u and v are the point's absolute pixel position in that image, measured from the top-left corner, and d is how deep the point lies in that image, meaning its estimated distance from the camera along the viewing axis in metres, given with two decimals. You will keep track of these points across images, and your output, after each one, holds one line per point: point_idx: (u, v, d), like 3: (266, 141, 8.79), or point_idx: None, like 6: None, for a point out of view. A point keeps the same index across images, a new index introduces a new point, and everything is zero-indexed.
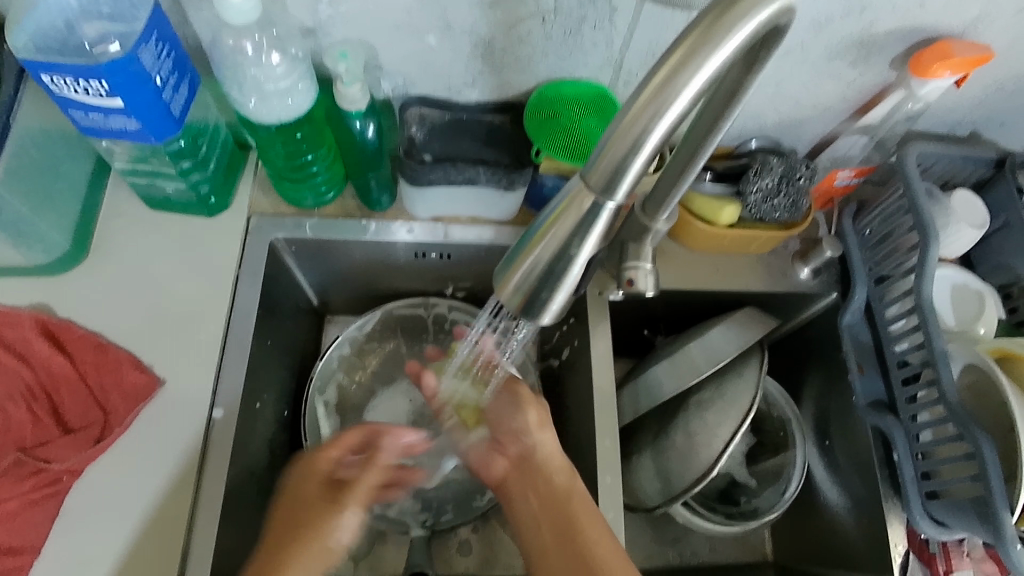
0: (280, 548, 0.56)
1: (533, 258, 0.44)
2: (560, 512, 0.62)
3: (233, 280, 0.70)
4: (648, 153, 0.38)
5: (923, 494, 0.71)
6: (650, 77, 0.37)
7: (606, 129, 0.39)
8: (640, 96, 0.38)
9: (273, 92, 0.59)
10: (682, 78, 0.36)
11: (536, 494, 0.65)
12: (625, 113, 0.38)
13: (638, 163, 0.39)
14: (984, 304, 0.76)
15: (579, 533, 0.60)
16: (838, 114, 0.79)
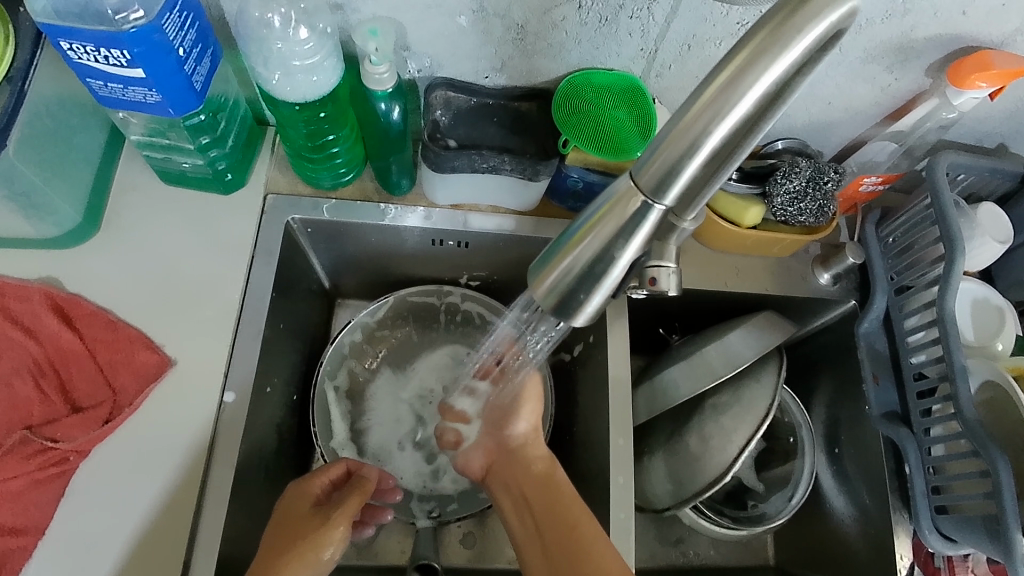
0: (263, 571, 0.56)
1: (571, 259, 0.42)
2: (540, 495, 0.63)
3: (248, 260, 0.68)
4: (703, 157, 0.37)
5: (932, 508, 0.71)
6: (710, 79, 0.36)
7: (660, 131, 0.37)
8: (702, 95, 0.36)
9: (298, 67, 0.57)
10: (748, 79, 0.35)
11: (518, 483, 0.65)
12: (682, 114, 0.37)
13: (693, 166, 0.37)
14: (1004, 321, 0.75)
15: (558, 506, 0.61)
16: (869, 119, 0.78)
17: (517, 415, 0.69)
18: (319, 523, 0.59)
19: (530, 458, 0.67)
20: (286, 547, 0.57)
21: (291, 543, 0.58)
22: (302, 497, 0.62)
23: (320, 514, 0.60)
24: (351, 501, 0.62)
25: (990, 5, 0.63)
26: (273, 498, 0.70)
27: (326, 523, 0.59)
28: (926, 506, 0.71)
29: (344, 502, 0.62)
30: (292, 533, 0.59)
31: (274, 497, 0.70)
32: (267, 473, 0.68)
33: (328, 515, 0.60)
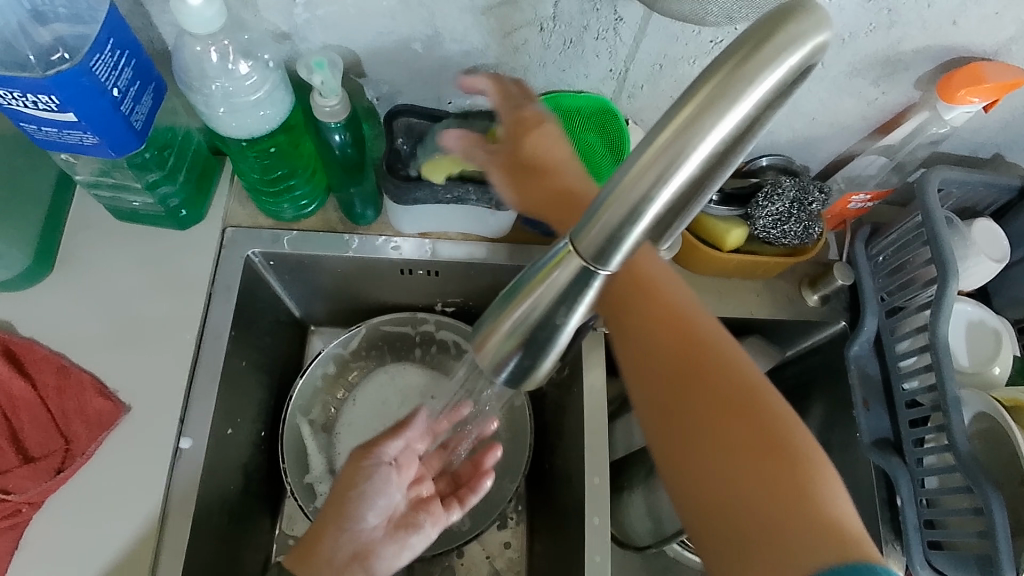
0: (307, 540, 0.57)
1: (513, 320, 0.39)
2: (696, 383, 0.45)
3: (205, 298, 0.66)
4: (648, 222, 0.33)
5: (925, 542, 0.68)
6: (650, 138, 0.32)
7: (600, 190, 0.33)
8: (645, 148, 0.32)
9: (243, 104, 0.54)
10: (694, 137, 0.30)
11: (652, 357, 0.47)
12: (626, 169, 0.32)
13: (636, 233, 0.33)
14: (1001, 344, 0.72)
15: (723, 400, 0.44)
16: (857, 133, 0.74)
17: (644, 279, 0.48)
18: (361, 465, 0.60)
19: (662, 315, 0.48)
20: (338, 499, 0.59)
21: (333, 506, 0.59)
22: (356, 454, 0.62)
23: (359, 456, 0.61)
24: (387, 440, 0.61)
25: (982, 15, 0.59)
26: (238, 541, 0.68)
27: (361, 469, 0.60)
28: (918, 540, 0.68)
29: (379, 442, 0.61)
30: (343, 479, 0.60)
31: (241, 538, 0.68)
32: (230, 516, 0.66)
33: (365, 458, 0.61)
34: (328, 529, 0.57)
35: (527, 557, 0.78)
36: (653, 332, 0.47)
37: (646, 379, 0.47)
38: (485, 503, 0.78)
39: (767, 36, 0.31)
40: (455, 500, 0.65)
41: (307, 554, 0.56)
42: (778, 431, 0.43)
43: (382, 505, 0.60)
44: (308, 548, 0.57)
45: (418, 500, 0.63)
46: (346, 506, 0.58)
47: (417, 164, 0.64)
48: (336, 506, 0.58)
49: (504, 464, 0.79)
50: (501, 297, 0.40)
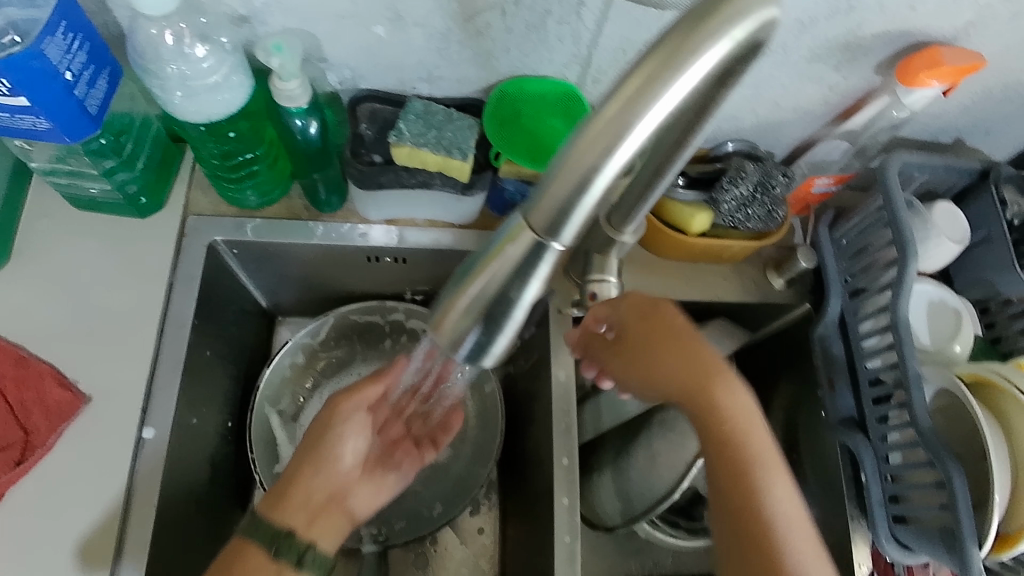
0: (279, 487, 0.57)
1: (470, 296, 0.38)
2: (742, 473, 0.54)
3: (166, 287, 0.65)
4: (596, 195, 0.33)
5: (890, 517, 0.70)
6: (597, 110, 0.32)
7: (550, 163, 0.33)
8: (592, 121, 0.32)
9: (200, 87, 0.53)
10: (639, 110, 0.31)
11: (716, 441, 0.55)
12: (574, 142, 0.33)
13: (586, 205, 0.34)
14: (961, 323, 0.74)
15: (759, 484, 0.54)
16: (820, 117, 0.75)
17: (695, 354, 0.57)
18: (340, 407, 0.61)
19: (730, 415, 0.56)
20: (312, 440, 0.60)
21: (307, 447, 0.59)
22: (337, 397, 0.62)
23: (342, 399, 0.61)
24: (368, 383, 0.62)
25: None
26: (205, 531, 0.67)
27: (338, 412, 0.61)
28: (884, 515, 0.70)
29: (358, 387, 0.62)
30: (322, 416, 0.61)
31: (208, 528, 0.68)
32: (196, 506, 0.66)
33: (344, 399, 0.61)
34: (305, 471, 0.58)
35: (498, 541, 0.79)
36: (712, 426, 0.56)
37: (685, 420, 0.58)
38: (457, 489, 0.78)
39: (712, 11, 0.31)
40: (428, 444, 0.70)
41: (282, 497, 0.56)
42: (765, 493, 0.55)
43: (354, 447, 0.61)
44: (285, 492, 0.56)
45: (390, 442, 0.67)
46: (321, 447, 0.59)
47: (397, 139, 0.60)
48: (313, 445, 0.59)
49: (475, 451, 0.79)
50: (456, 272, 0.40)
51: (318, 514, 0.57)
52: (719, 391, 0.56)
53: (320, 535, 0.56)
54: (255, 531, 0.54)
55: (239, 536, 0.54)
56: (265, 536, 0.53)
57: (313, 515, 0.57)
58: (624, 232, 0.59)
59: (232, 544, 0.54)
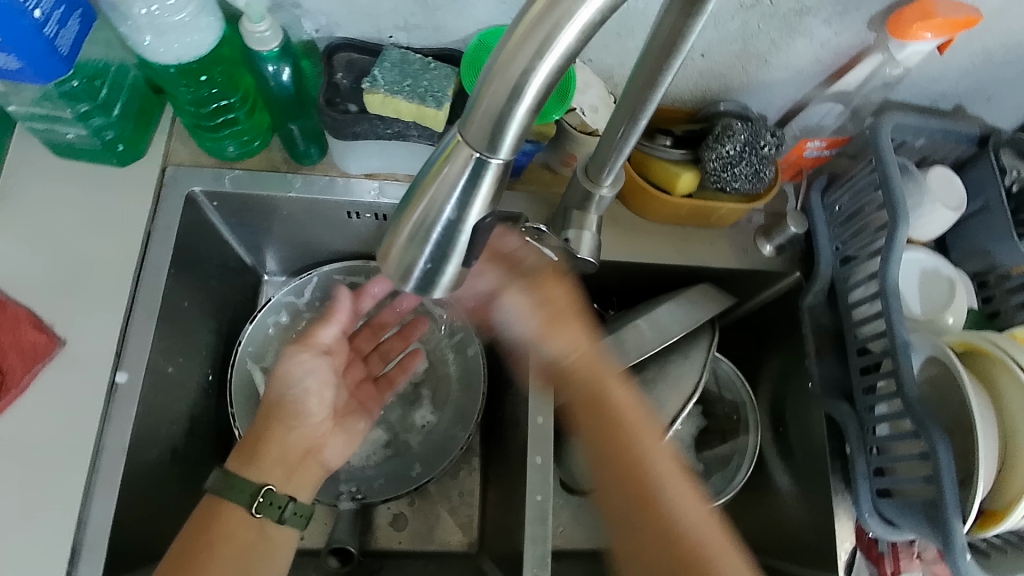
0: (243, 449, 0.61)
1: (420, 214, 0.38)
2: (625, 450, 0.57)
3: (144, 236, 0.65)
4: (532, 98, 0.33)
5: (874, 491, 0.66)
6: (530, 4, 0.32)
7: (485, 65, 0.34)
8: (521, 25, 0.32)
9: (170, 27, 0.53)
10: (568, 4, 0.31)
11: (594, 421, 0.59)
12: (505, 44, 0.33)
13: (524, 109, 0.34)
14: (954, 292, 0.71)
15: (639, 462, 0.56)
16: (811, 78, 0.73)
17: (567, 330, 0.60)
18: (298, 356, 0.67)
19: (601, 385, 0.59)
20: (276, 398, 0.64)
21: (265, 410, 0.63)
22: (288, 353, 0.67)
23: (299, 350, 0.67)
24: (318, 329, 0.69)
25: None
26: (179, 480, 0.67)
27: (292, 358, 0.67)
28: (867, 489, 0.67)
29: (312, 332, 0.69)
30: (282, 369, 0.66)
31: (183, 478, 0.68)
32: (171, 453, 0.66)
33: (295, 352, 0.67)
34: (274, 425, 0.62)
35: (478, 504, 0.79)
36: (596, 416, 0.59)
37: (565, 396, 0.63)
38: (436, 449, 0.78)
39: None
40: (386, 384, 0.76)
41: (254, 459, 0.60)
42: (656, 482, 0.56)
43: (319, 398, 0.66)
44: (254, 442, 0.61)
45: (354, 386, 0.73)
46: (286, 401, 0.63)
47: (371, 85, 0.59)
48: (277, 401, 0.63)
49: (457, 413, 0.79)
50: (406, 200, 0.39)
51: (296, 467, 0.62)
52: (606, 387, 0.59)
53: (291, 481, 0.61)
54: (230, 490, 0.58)
55: (213, 494, 0.58)
56: (244, 494, 0.58)
57: (290, 470, 0.62)
58: (603, 183, 0.60)
59: (208, 501, 0.58)
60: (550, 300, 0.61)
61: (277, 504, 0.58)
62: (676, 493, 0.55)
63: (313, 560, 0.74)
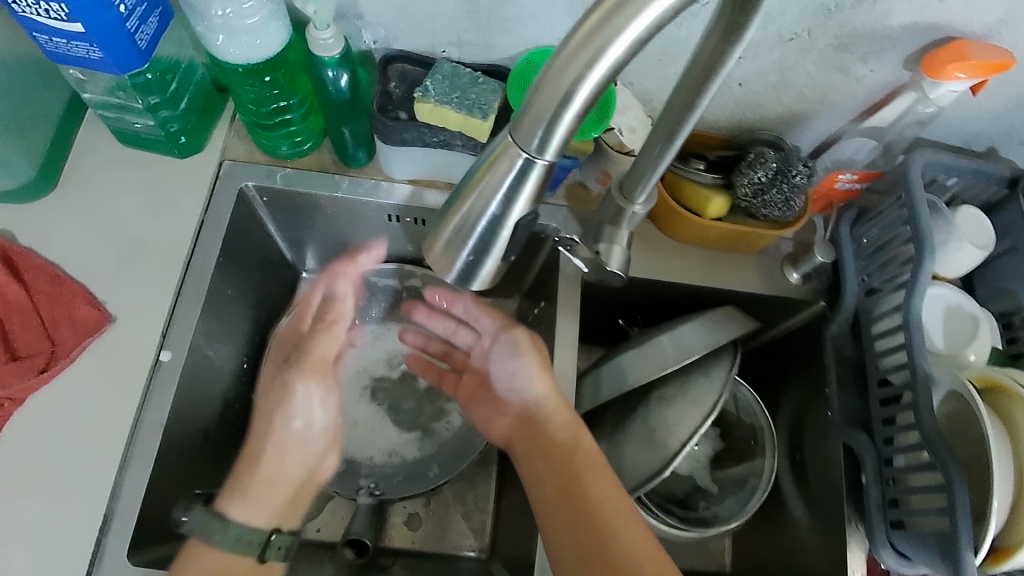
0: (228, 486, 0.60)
1: (466, 210, 0.41)
2: (570, 476, 0.61)
3: (196, 224, 0.68)
4: (580, 104, 0.36)
5: (888, 523, 0.66)
6: (581, 23, 0.35)
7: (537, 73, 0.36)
8: (574, 37, 0.35)
9: (242, 29, 0.57)
10: (619, 19, 0.33)
11: (541, 452, 0.64)
12: (558, 55, 0.35)
13: (570, 114, 0.37)
14: (978, 330, 0.72)
15: (580, 485, 0.60)
16: (845, 112, 0.75)
17: (532, 379, 0.66)
18: (285, 381, 0.65)
19: (554, 424, 0.64)
20: (263, 427, 0.63)
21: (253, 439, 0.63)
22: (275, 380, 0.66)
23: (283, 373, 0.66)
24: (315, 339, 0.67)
25: None
26: (208, 461, 0.70)
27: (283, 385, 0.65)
28: (881, 520, 0.67)
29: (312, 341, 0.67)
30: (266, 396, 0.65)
31: (212, 461, 0.70)
32: (204, 434, 0.69)
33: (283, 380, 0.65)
34: (265, 458, 0.61)
35: (492, 510, 0.80)
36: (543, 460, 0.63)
37: (520, 450, 0.66)
38: (455, 452, 0.79)
39: None
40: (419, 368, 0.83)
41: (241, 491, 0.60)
42: (597, 518, 0.58)
43: (305, 421, 0.65)
44: (246, 482, 0.60)
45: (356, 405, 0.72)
46: (276, 428, 0.63)
47: (423, 95, 0.63)
48: (268, 431, 0.63)
49: None
50: (453, 198, 0.42)
51: (286, 500, 0.61)
52: (561, 437, 0.64)
53: (291, 513, 0.62)
54: (239, 543, 0.56)
55: (195, 540, 0.56)
56: (252, 547, 0.57)
57: (284, 501, 0.61)
58: (635, 201, 0.62)
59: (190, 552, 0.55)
60: (500, 363, 0.70)
61: (276, 548, 0.58)
62: (617, 519, 0.57)
63: (327, 552, 0.75)
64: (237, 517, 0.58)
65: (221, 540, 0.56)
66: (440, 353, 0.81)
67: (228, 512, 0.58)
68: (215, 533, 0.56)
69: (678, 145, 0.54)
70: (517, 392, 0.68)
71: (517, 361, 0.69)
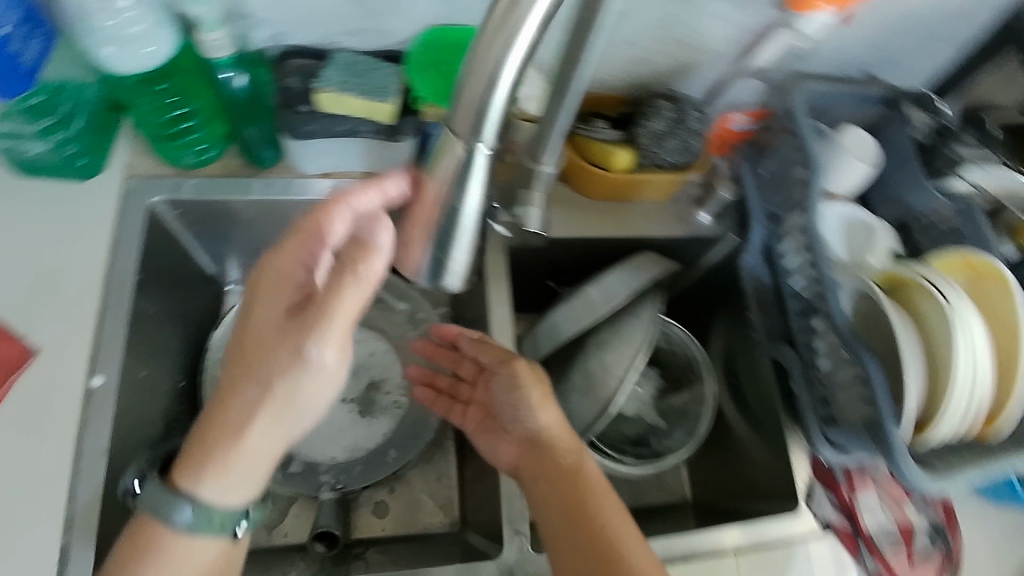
0: (198, 440, 0.53)
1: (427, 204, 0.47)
2: (579, 504, 0.60)
3: (109, 245, 0.67)
4: (507, 86, 0.42)
5: (822, 422, 0.71)
6: None
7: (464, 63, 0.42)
8: None
9: (131, 37, 0.57)
10: None
11: (546, 478, 0.62)
12: None
13: (499, 97, 0.42)
14: (874, 237, 0.79)
15: (589, 515, 0.59)
16: (729, 56, 0.80)
17: (533, 409, 0.65)
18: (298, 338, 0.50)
19: (559, 451, 0.63)
20: (258, 364, 0.51)
21: (245, 375, 0.52)
22: (283, 326, 0.51)
23: (293, 328, 0.50)
24: (335, 299, 0.48)
25: None
26: None
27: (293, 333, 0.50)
28: (815, 421, 0.72)
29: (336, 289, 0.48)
30: (270, 339, 0.51)
31: None
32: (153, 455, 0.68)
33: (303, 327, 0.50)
34: (253, 430, 0.52)
35: (457, 485, 0.81)
36: (549, 485, 0.62)
37: (523, 473, 0.64)
38: (411, 434, 0.80)
39: None
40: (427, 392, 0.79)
41: (210, 457, 0.53)
42: (608, 548, 0.57)
43: (310, 379, 0.51)
44: (222, 460, 0.53)
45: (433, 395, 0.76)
46: (276, 389, 0.51)
47: (323, 85, 0.64)
48: (263, 391, 0.51)
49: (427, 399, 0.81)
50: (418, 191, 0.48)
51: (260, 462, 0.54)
52: (567, 462, 0.62)
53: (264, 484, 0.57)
54: (209, 525, 0.54)
55: (145, 516, 0.54)
56: (223, 527, 0.55)
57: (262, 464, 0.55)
58: (543, 162, 0.65)
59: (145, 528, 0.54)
60: (497, 391, 0.68)
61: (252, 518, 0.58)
62: (630, 549, 0.57)
63: (298, 554, 0.75)
64: (205, 500, 0.54)
65: (185, 518, 0.53)
66: (446, 387, 0.78)
67: (194, 493, 0.53)
68: (179, 514, 0.53)
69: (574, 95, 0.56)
70: (519, 420, 0.66)
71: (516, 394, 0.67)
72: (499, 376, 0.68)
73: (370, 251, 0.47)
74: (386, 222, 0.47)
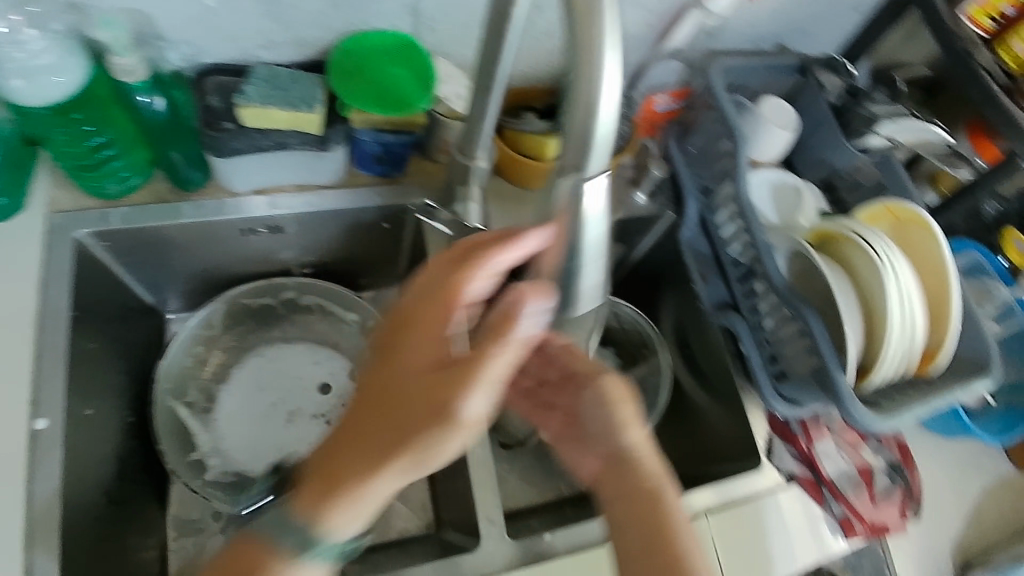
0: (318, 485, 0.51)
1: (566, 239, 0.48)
2: (656, 534, 0.56)
3: (37, 283, 0.65)
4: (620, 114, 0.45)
5: (772, 379, 0.74)
6: None
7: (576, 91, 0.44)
8: None
9: (38, 69, 0.56)
10: None
11: (623, 501, 0.58)
12: None
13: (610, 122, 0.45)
14: (801, 198, 0.82)
15: (669, 546, 0.56)
16: (646, 40, 0.83)
17: (624, 427, 0.59)
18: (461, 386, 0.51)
19: (642, 471, 0.59)
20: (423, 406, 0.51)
21: (390, 414, 0.51)
22: (430, 380, 0.52)
23: (443, 380, 0.51)
24: (488, 357, 0.51)
25: None
26: (117, 522, 0.67)
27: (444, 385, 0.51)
28: (766, 378, 0.74)
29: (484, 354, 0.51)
30: (412, 391, 0.52)
31: (122, 521, 0.67)
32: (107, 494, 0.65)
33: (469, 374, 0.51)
34: (382, 482, 0.51)
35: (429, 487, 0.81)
36: (625, 504, 0.58)
37: (599, 487, 0.60)
38: None
39: None
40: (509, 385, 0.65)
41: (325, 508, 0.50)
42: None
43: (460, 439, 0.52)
44: (355, 506, 0.51)
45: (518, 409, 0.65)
46: (428, 455, 0.51)
47: (245, 100, 0.63)
48: (399, 440, 0.51)
49: None
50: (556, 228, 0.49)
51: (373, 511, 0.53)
52: (650, 484, 0.58)
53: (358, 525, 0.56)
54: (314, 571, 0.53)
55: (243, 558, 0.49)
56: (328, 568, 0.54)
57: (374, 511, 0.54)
58: (476, 157, 0.65)
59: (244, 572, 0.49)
60: (585, 410, 0.61)
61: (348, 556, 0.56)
62: None
63: None
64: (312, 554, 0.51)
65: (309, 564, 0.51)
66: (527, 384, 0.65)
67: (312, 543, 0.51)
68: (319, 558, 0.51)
69: (499, 87, 0.57)
70: (606, 436, 0.60)
71: (603, 412, 0.60)
72: (587, 392, 0.60)
73: (518, 316, 0.51)
74: (542, 291, 0.50)
